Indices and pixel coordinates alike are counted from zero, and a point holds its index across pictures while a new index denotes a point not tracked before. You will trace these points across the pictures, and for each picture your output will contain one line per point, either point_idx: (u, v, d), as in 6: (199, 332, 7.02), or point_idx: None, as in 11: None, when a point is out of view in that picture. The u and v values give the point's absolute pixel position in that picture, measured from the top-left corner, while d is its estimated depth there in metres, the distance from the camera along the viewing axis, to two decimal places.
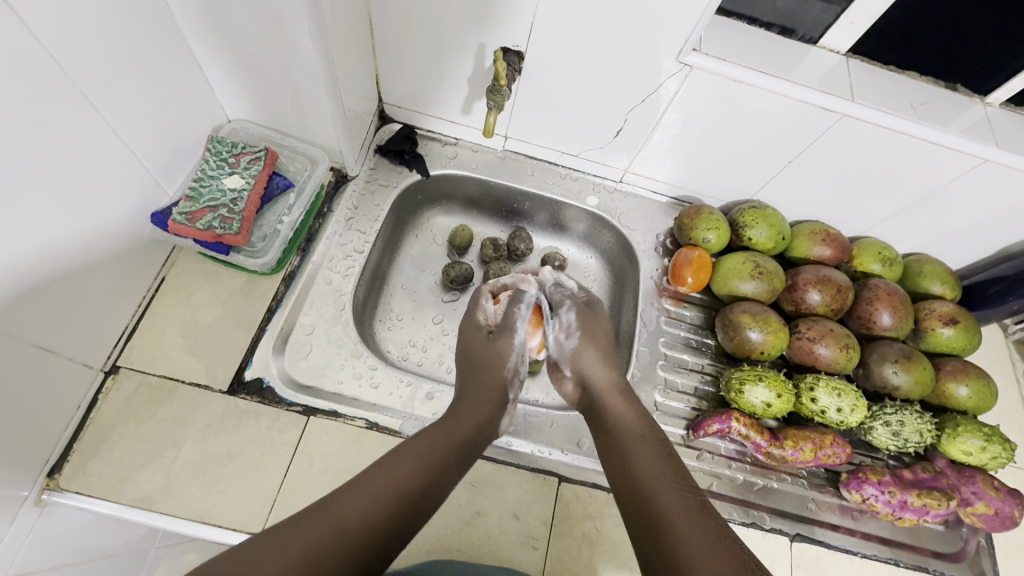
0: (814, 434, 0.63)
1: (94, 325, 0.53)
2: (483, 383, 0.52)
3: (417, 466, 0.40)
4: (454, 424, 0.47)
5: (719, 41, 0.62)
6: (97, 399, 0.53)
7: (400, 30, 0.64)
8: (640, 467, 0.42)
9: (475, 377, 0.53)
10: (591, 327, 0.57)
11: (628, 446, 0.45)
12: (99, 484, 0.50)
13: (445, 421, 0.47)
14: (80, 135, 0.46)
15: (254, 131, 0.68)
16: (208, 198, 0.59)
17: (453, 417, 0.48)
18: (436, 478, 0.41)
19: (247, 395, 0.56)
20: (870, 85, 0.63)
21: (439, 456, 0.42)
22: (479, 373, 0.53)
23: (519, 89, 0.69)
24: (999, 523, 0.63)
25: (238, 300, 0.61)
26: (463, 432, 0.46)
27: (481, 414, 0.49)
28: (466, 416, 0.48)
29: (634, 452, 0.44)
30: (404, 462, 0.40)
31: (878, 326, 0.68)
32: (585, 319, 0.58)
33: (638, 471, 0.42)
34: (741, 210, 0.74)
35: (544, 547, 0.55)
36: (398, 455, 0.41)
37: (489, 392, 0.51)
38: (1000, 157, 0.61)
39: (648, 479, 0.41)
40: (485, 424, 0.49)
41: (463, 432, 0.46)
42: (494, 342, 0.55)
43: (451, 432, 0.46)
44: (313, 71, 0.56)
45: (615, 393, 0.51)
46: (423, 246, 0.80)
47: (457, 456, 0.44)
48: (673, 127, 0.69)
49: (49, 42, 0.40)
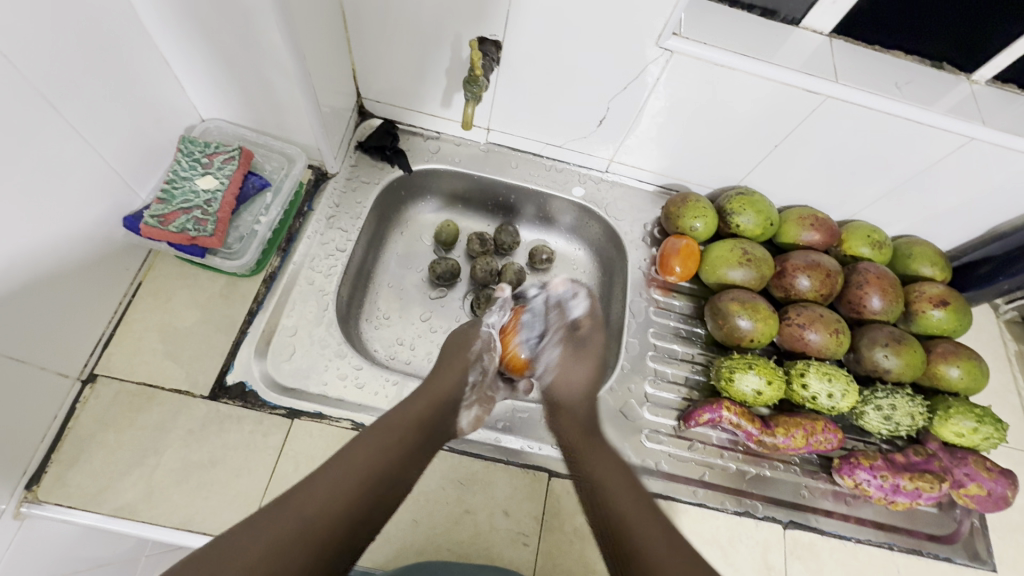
0: (805, 421, 0.62)
1: (68, 333, 0.51)
2: (449, 364, 0.57)
3: (379, 448, 0.43)
4: (413, 409, 0.49)
5: (700, 25, 0.61)
6: (75, 409, 0.52)
7: (375, 23, 0.63)
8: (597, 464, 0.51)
9: (445, 359, 0.58)
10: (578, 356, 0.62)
11: (586, 442, 0.54)
12: (79, 495, 0.49)
13: (404, 407, 0.49)
14: (44, 140, 0.44)
15: (228, 130, 0.66)
16: (181, 200, 0.58)
17: (411, 402, 0.50)
18: (398, 459, 0.44)
19: (229, 400, 0.55)
20: (854, 66, 0.62)
21: (388, 437, 0.44)
22: (449, 361, 0.57)
23: (498, 80, 0.68)
24: (992, 503, 0.62)
25: (217, 303, 0.60)
26: (420, 417, 0.48)
27: (442, 398, 0.52)
28: (425, 401, 0.50)
29: (594, 450, 0.53)
30: (355, 448, 0.43)
31: (868, 309, 0.67)
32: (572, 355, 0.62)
33: (593, 470, 0.51)
34: (728, 197, 0.73)
35: (535, 543, 0.54)
36: (362, 437, 0.44)
37: (449, 381, 0.54)
38: (986, 135, 0.60)
39: (601, 474, 0.50)
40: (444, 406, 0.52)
41: (420, 416, 0.48)
42: (472, 333, 0.62)
43: (409, 422, 0.47)
44: (285, 67, 0.55)
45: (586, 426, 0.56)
46: (408, 243, 0.79)
47: (414, 442, 0.46)
48: (657, 116, 0.68)
49: (4, 44, 0.39)
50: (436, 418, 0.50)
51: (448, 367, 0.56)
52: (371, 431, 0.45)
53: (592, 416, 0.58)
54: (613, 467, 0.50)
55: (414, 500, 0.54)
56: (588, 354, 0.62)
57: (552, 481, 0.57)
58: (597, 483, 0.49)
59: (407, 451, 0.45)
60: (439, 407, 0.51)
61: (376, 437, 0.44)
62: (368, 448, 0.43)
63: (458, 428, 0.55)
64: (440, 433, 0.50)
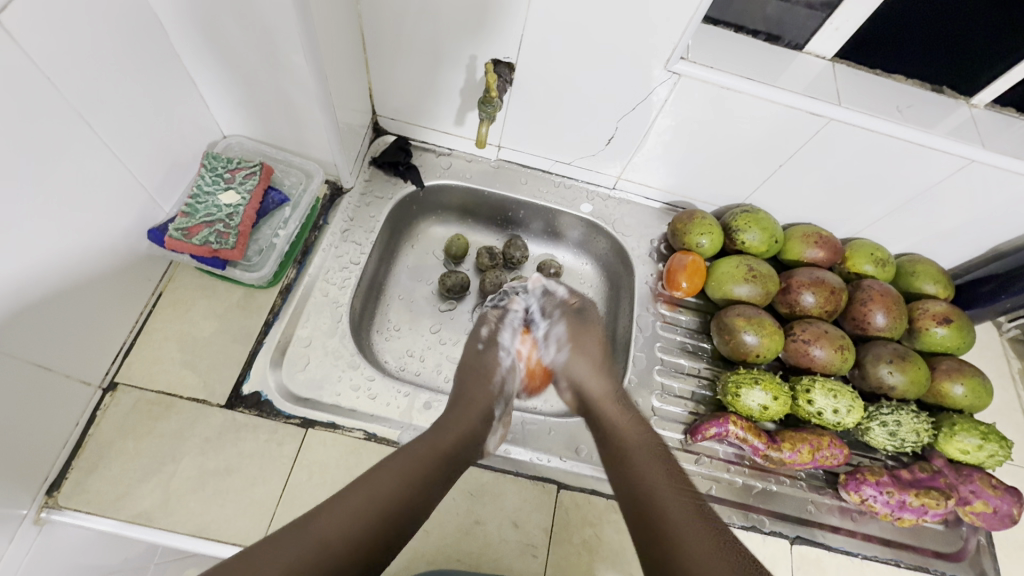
0: (811, 436, 0.63)
1: (91, 341, 0.53)
2: (470, 400, 0.56)
3: (403, 475, 0.43)
4: (439, 442, 0.49)
5: (706, 49, 0.63)
6: (95, 416, 0.54)
7: (392, 44, 0.65)
8: (646, 470, 0.50)
9: (466, 387, 0.58)
10: (580, 338, 0.62)
11: (641, 450, 0.52)
12: (98, 502, 0.50)
13: (431, 437, 0.49)
14: (77, 154, 0.46)
15: (248, 146, 0.68)
16: (204, 213, 0.59)
17: (438, 432, 0.50)
18: (418, 484, 0.43)
19: (245, 409, 0.56)
20: (857, 90, 0.64)
21: (417, 472, 0.44)
22: (471, 394, 0.57)
23: (510, 100, 0.70)
24: (998, 521, 0.63)
25: (235, 313, 0.61)
26: (446, 449, 0.49)
27: (468, 430, 0.52)
28: (451, 434, 0.51)
29: (649, 458, 0.51)
30: (388, 471, 0.43)
31: (872, 326, 0.68)
32: (577, 328, 0.63)
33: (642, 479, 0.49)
34: (734, 214, 0.74)
35: (544, 555, 0.55)
36: (390, 461, 0.44)
37: (473, 413, 0.54)
38: (986, 157, 0.61)
39: (652, 480, 0.49)
40: (469, 440, 0.52)
41: (447, 448, 0.49)
42: (485, 358, 0.62)
43: (434, 451, 0.47)
44: (307, 86, 0.57)
45: (609, 402, 0.58)
46: (419, 257, 0.80)
47: (439, 471, 0.46)
48: (664, 135, 0.70)
49: (44, 65, 0.41)
50: (460, 453, 0.50)
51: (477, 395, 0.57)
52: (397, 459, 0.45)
53: (648, 428, 0.55)
54: (665, 481, 0.49)
55: None
56: (586, 334, 0.63)
57: (561, 493, 0.58)
58: (649, 492, 0.47)
59: (429, 478, 0.45)
60: (468, 437, 0.52)
61: (400, 466, 0.44)
62: (396, 478, 0.43)
63: (486, 449, 0.55)
64: (461, 466, 0.49)
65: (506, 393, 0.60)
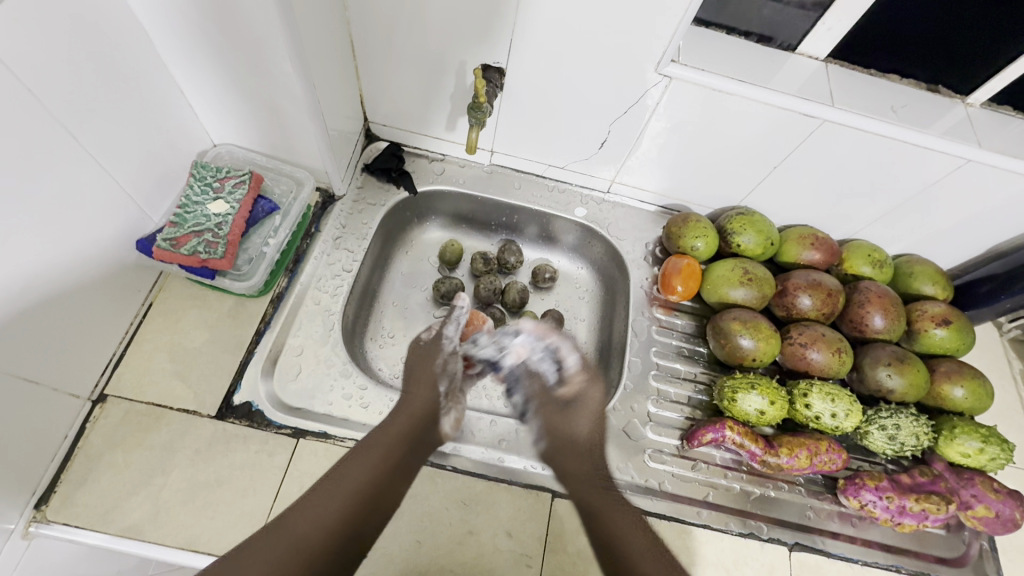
0: (809, 441, 0.62)
1: (81, 353, 0.53)
2: (419, 380, 0.62)
3: (362, 474, 0.50)
4: (393, 428, 0.55)
5: (697, 51, 0.62)
6: (85, 429, 0.53)
7: (382, 51, 0.65)
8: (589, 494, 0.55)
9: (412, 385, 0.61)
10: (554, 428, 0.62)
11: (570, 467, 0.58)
12: (86, 515, 0.50)
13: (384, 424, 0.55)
14: (61, 165, 0.46)
15: (239, 155, 0.68)
16: (192, 222, 0.59)
17: (392, 417, 0.56)
18: (387, 477, 0.51)
19: (236, 419, 0.56)
20: (850, 90, 0.63)
21: (376, 470, 0.51)
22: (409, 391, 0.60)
23: (501, 105, 0.70)
24: (1000, 525, 0.62)
25: (226, 323, 0.61)
26: (402, 431, 0.55)
27: (420, 410, 0.58)
28: (404, 416, 0.56)
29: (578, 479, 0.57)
30: (354, 471, 0.50)
31: (871, 329, 0.68)
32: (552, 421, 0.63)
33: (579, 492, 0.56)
34: (729, 216, 0.74)
35: (538, 564, 0.54)
36: (345, 465, 0.51)
37: (424, 390, 0.61)
38: (982, 157, 0.61)
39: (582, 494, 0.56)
40: (424, 417, 0.57)
41: (401, 432, 0.55)
42: (428, 349, 0.66)
43: (389, 437, 0.54)
44: (295, 94, 0.57)
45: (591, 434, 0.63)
46: (413, 263, 0.80)
47: (400, 456, 0.53)
48: (657, 138, 0.70)
49: (26, 78, 0.41)
50: (416, 433, 0.55)
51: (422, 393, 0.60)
52: (342, 475, 0.50)
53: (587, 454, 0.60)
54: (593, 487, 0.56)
55: (418, 520, 0.54)
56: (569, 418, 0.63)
57: (556, 501, 0.57)
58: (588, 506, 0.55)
59: (391, 465, 0.52)
60: (419, 422, 0.56)
61: (344, 481, 0.49)
62: (360, 476, 0.50)
63: (442, 433, 0.58)
64: (430, 443, 0.56)
65: (452, 372, 0.65)
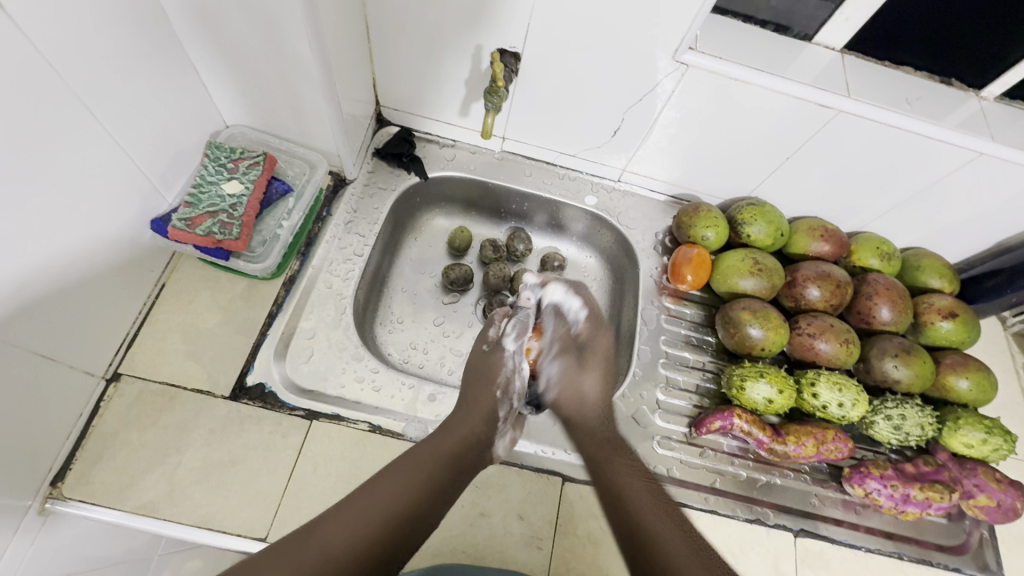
0: (816, 430, 0.63)
1: (96, 332, 0.53)
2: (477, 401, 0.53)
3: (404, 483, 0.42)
4: (442, 445, 0.47)
5: (715, 39, 0.62)
6: (99, 407, 0.53)
7: (398, 34, 0.65)
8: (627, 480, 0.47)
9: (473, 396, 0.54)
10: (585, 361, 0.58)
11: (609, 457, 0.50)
12: (102, 493, 0.50)
13: (433, 442, 0.47)
14: (80, 142, 0.46)
15: (251, 136, 0.68)
16: (207, 203, 0.59)
17: (440, 439, 0.48)
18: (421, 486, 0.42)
19: (249, 400, 0.56)
20: (866, 81, 0.63)
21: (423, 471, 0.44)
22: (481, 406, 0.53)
23: (515, 91, 0.69)
24: (1001, 514, 0.63)
25: (238, 305, 0.61)
26: (450, 451, 0.47)
27: (470, 434, 0.49)
28: (455, 436, 0.48)
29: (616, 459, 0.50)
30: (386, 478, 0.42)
31: (878, 320, 0.68)
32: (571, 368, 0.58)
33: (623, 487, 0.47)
34: (739, 207, 0.74)
35: (549, 547, 0.55)
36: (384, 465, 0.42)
37: (458, 440, 0.48)
38: (995, 150, 0.61)
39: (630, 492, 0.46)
40: (475, 442, 0.49)
41: (452, 454, 0.47)
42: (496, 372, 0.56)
43: (438, 459, 0.45)
44: (310, 75, 0.56)
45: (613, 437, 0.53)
46: (422, 249, 0.80)
47: (444, 480, 0.44)
48: (670, 127, 0.69)
49: (46, 51, 0.41)
50: (466, 456, 0.48)
51: (477, 414, 0.52)
52: (404, 467, 0.44)
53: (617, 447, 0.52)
54: (638, 484, 0.47)
55: None
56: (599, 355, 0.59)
57: (566, 485, 0.58)
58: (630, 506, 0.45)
59: (437, 489, 0.43)
60: (473, 443, 0.49)
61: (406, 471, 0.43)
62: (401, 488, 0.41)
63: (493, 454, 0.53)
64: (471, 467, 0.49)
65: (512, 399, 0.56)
